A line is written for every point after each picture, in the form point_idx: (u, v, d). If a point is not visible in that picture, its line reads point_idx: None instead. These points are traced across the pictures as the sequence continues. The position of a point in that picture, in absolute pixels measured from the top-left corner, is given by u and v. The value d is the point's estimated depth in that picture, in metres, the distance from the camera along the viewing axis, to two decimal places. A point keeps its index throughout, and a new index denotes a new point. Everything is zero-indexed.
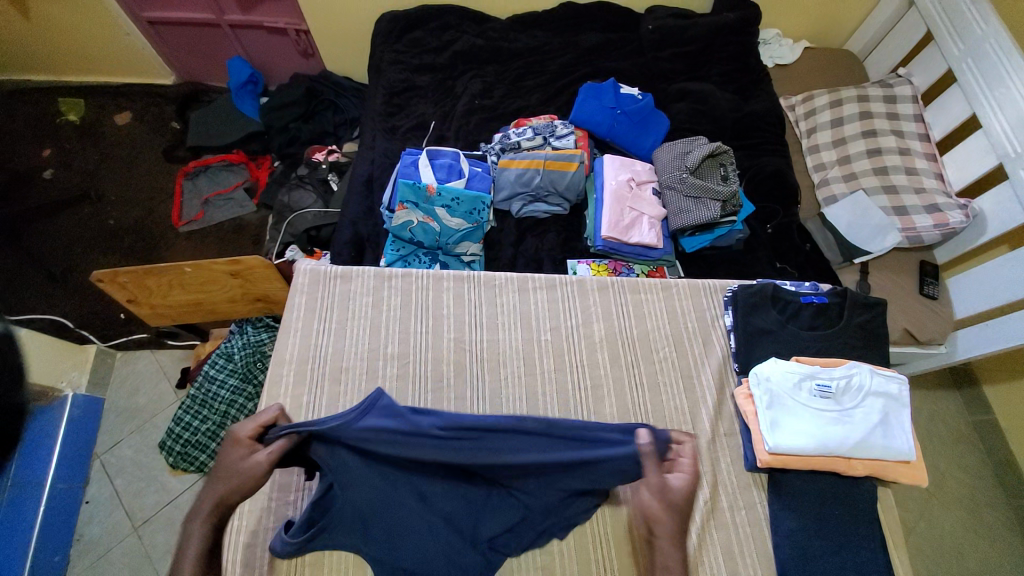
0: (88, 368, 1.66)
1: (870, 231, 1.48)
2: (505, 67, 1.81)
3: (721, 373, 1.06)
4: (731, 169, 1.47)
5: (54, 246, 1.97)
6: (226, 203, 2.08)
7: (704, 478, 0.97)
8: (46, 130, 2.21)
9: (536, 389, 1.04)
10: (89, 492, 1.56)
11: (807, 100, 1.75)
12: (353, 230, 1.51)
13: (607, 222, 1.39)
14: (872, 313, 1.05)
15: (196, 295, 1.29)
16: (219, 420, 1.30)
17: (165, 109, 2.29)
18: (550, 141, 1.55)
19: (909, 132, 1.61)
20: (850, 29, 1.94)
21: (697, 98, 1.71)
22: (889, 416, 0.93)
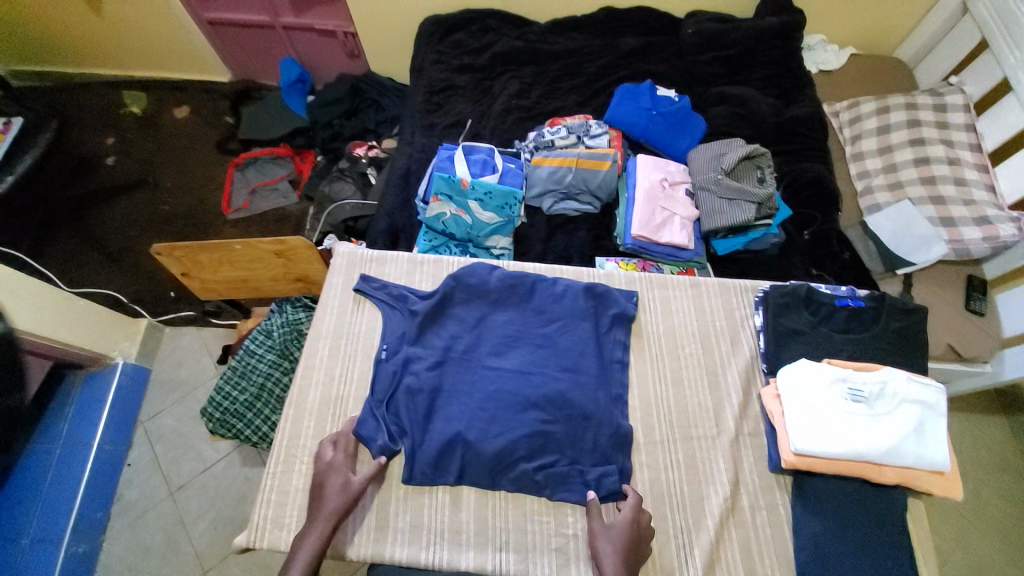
0: (138, 339, 1.76)
1: (914, 241, 1.43)
2: (542, 69, 1.84)
3: (748, 374, 1.05)
4: (768, 172, 1.45)
5: (116, 227, 2.12)
6: (271, 193, 2.20)
7: (725, 475, 0.96)
8: (112, 121, 2.39)
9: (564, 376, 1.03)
10: (130, 457, 1.66)
11: (852, 106, 1.70)
12: (388, 220, 1.57)
13: (638, 221, 1.39)
14: (910, 319, 1.01)
15: (244, 272, 1.37)
16: (256, 391, 1.37)
17: (220, 104, 2.44)
18: (584, 140, 1.57)
19: (958, 142, 1.54)
20: (901, 37, 1.88)
21: (736, 102, 1.69)
22: (924, 425, 0.89)
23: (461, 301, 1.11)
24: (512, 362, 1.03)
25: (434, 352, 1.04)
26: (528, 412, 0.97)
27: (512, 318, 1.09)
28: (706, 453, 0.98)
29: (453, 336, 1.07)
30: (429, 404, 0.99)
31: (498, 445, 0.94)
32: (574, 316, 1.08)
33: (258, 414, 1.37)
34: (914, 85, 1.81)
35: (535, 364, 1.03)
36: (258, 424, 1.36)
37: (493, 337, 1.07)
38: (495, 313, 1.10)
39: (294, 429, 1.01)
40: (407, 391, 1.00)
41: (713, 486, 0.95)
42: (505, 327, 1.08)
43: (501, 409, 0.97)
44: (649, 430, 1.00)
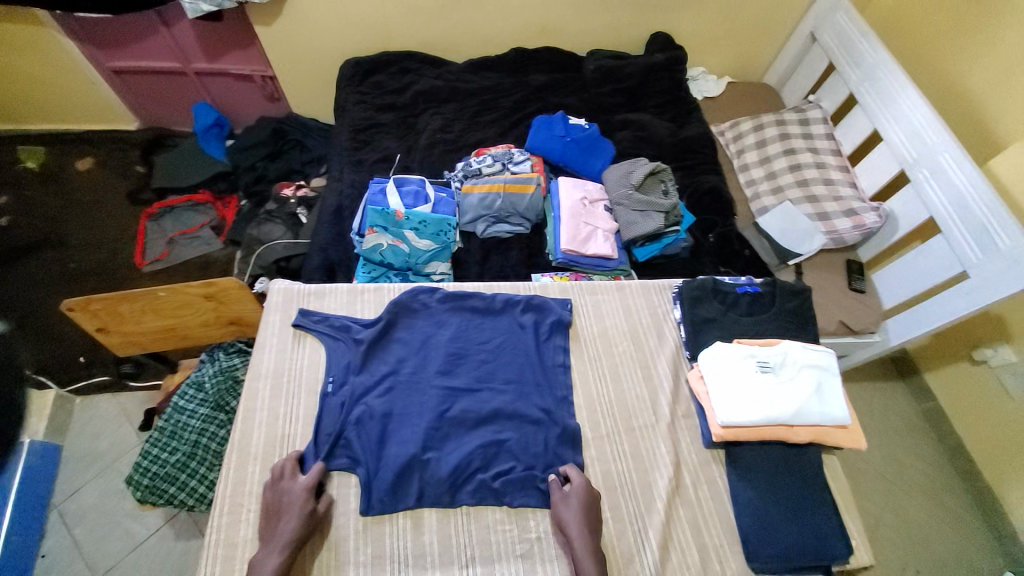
0: (46, 416, 1.60)
1: (799, 235, 1.66)
2: (462, 104, 1.96)
3: (676, 362, 1.15)
4: (671, 185, 1.64)
5: (9, 293, 1.91)
6: (192, 242, 2.10)
7: (667, 457, 1.04)
8: (1, 178, 2.20)
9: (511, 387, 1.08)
10: (44, 547, 1.46)
11: (734, 125, 1.97)
12: (323, 256, 1.57)
13: (566, 236, 1.51)
14: (798, 298, 1.18)
15: (169, 321, 1.31)
16: (189, 450, 1.28)
17: (129, 154, 2.32)
18: (509, 166, 1.68)
19: (821, 148, 1.82)
20: (765, 66, 2.22)
21: (637, 126, 1.90)
22: (822, 385, 1.04)
23: (405, 328, 1.13)
24: (460, 381, 1.07)
25: (380, 378, 1.06)
26: (479, 428, 1.02)
27: (456, 337, 1.12)
28: (648, 440, 1.06)
29: (398, 361, 1.08)
30: (380, 428, 1.00)
31: (453, 461, 0.97)
32: (514, 330, 1.15)
33: (193, 474, 1.27)
34: (782, 105, 2.13)
35: (482, 380, 1.07)
36: (193, 486, 1.27)
37: (438, 357, 1.09)
38: (439, 335, 1.13)
39: (238, 476, 0.97)
40: (358, 419, 1.00)
41: (657, 470, 1.02)
42: (450, 347, 1.10)
43: (452, 427, 1.02)
44: (595, 426, 1.07)
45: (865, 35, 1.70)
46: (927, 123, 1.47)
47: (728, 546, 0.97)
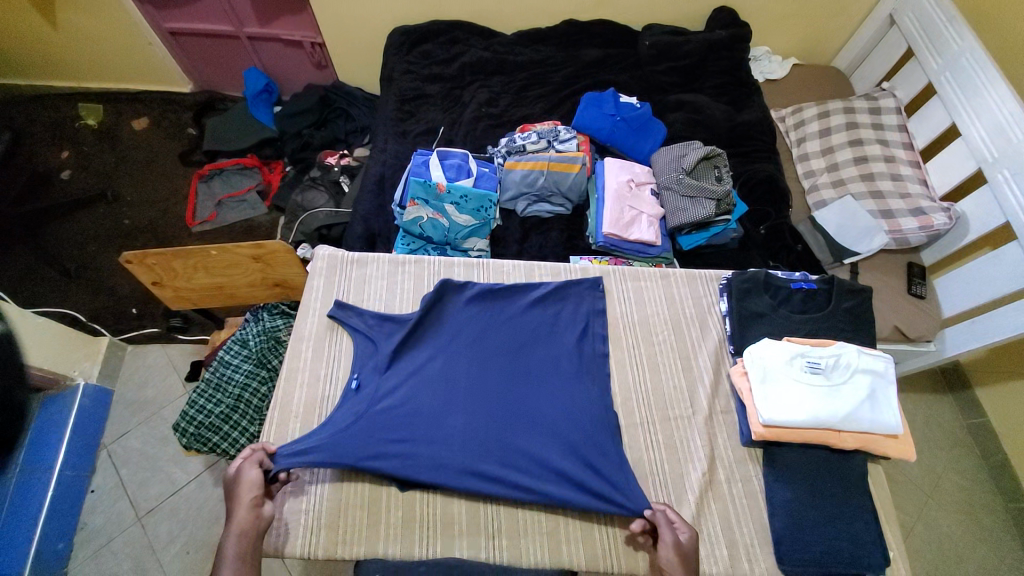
0: (99, 360, 1.75)
1: (857, 232, 1.57)
2: (510, 78, 1.91)
3: (718, 355, 1.11)
4: (725, 171, 1.55)
5: (70, 245, 2.06)
6: (238, 205, 2.17)
7: (702, 452, 1.01)
8: (67, 135, 2.33)
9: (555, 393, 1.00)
10: (94, 483, 1.64)
11: (796, 112, 1.85)
12: (364, 225, 1.59)
13: (608, 219, 1.47)
14: (857, 299, 1.10)
15: (219, 279, 1.30)
16: (232, 403, 1.34)
17: (182, 115, 2.41)
18: (554, 144, 1.64)
19: (892, 141, 1.71)
20: (835, 49, 2.06)
21: (692, 108, 1.81)
22: (876, 392, 0.98)
23: (438, 318, 1.08)
24: (494, 378, 1.00)
25: (410, 373, 1.00)
26: (516, 431, 0.96)
27: (487, 331, 1.06)
28: (684, 431, 1.03)
29: (429, 354, 1.02)
30: (409, 425, 0.94)
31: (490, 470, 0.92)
32: (546, 322, 1.10)
33: (236, 426, 1.33)
34: (850, 91, 1.99)
35: (517, 376, 1.01)
36: (236, 437, 1.33)
37: (472, 355, 1.03)
38: (474, 328, 1.06)
39: (279, 433, 1.00)
40: (384, 416, 0.94)
41: (691, 463, 1.00)
42: (483, 341, 1.05)
43: (485, 428, 0.95)
44: (630, 414, 1.04)
45: (951, 21, 1.53)
46: (1014, 121, 1.33)
47: (759, 547, 0.94)
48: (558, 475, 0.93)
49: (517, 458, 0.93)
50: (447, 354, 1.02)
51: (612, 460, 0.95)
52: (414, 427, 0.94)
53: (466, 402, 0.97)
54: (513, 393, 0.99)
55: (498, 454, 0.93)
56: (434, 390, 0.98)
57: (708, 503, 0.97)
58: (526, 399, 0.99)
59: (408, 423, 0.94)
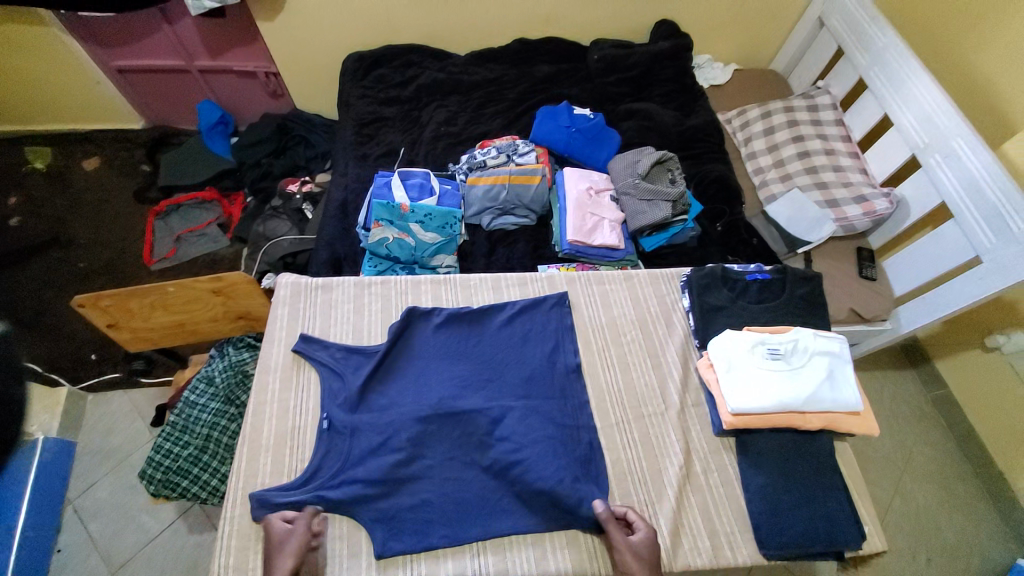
0: (59, 411, 1.66)
1: (807, 223, 1.65)
2: (467, 97, 1.95)
3: (685, 350, 1.14)
4: (678, 173, 1.61)
5: (21, 293, 1.96)
6: (199, 240, 2.12)
7: (677, 445, 1.03)
8: (13, 179, 2.24)
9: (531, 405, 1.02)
10: (59, 541, 1.54)
11: (741, 114, 1.95)
12: (330, 250, 1.57)
13: (571, 227, 1.50)
14: (809, 285, 1.15)
15: (179, 317, 1.24)
16: (201, 444, 1.30)
17: (135, 153, 2.35)
18: (514, 158, 1.67)
19: (831, 135, 1.81)
20: (772, 53, 2.19)
21: (643, 115, 1.88)
22: (834, 371, 1.03)
23: (409, 351, 1.09)
24: (469, 403, 1.00)
25: (383, 412, 1.00)
26: (494, 458, 0.95)
27: (457, 358, 1.08)
28: (658, 427, 1.05)
29: (402, 392, 1.03)
30: (386, 464, 0.94)
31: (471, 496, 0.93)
32: (518, 339, 1.11)
33: (205, 467, 1.29)
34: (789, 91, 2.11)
35: (490, 399, 1.02)
36: (207, 479, 1.29)
37: (445, 383, 1.04)
38: (445, 358, 1.07)
39: (250, 469, 0.97)
40: (363, 453, 0.96)
41: (667, 458, 1.02)
42: (454, 369, 1.06)
43: (463, 466, 0.95)
44: (605, 415, 1.06)
45: (874, 18, 1.67)
46: (938, 108, 1.44)
47: (740, 534, 0.96)
48: (540, 497, 0.93)
49: (495, 482, 0.94)
50: (420, 386, 1.03)
51: (587, 474, 0.96)
52: (394, 463, 0.94)
53: (441, 432, 0.98)
54: (486, 416, 1.00)
55: (477, 481, 0.93)
56: (408, 424, 0.98)
57: (688, 497, 0.98)
58: (500, 420, 1.00)
59: (387, 460, 0.94)
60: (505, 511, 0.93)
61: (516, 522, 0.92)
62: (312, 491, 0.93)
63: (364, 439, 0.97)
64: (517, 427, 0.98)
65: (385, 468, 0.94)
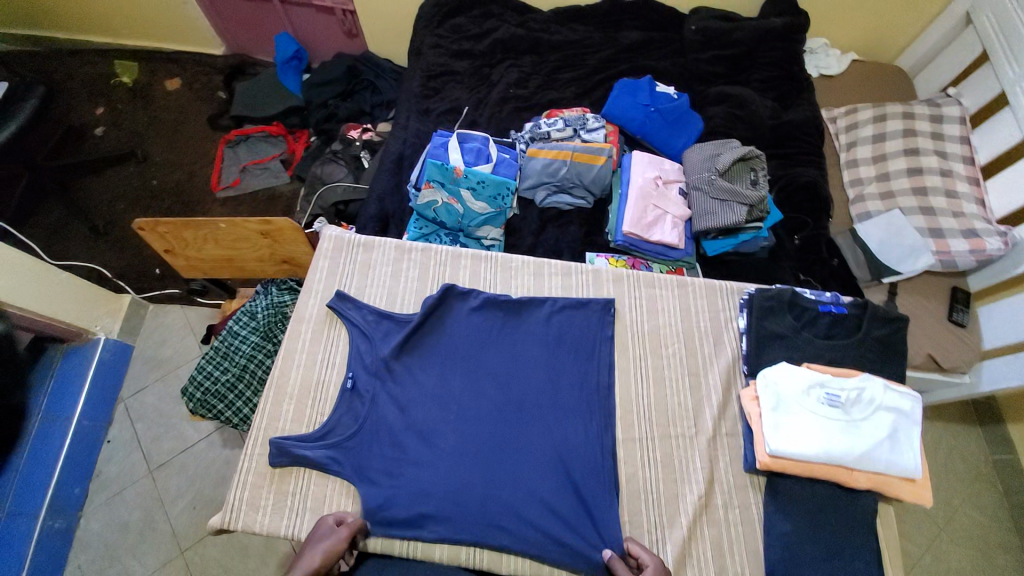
0: (121, 317, 1.82)
1: (900, 251, 1.45)
2: (542, 58, 1.82)
3: (729, 376, 1.03)
4: (762, 174, 1.43)
5: (100, 202, 2.12)
6: (262, 172, 2.19)
7: (700, 474, 0.95)
8: (103, 90, 2.38)
9: (555, 406, 0.99)
10: (110, 433, 1.73)
11: (850, 112, 1.70)
12: (379, 205, 1.56)
13: (629, 218, 1.39)
14: (892, 327, 1.00)
15: (228, 252, 1.27)
16: (238, 373, 1.37)
17: (213, 78, 2.42)
18: (581, 133, 1.56)
19: (952, 154, 1.56)
20: (899, 48, 1.88)
21: (736, 102, 1.68)
22: (897, 431, 0.90)
23: (440, 328, 1.07)
24: (488, 395, 1.00)
25: (405, 386, 1.01)
26: (501, 453, 0.95)
27: (486, 345, 1.05)
28: (684, 451, 0.97)
29: (425, 370, 1.03)
30: (399, 440, 0.96)
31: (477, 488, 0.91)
32: (551, 335, 1.06)
33: (240, 396, 1.36)
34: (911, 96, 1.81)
35: (511, 395, 1.00)
36: (240, 407, 1.36)
37: (468, 369, 1.03)
38: (474, 342, 1.05)
39: (272, 413, 1.00)
40: (379, 424, 0.97)
41: (688, 486, 0.95)
42: (481, 356, 1.04)
43: (473, 456, 0.94)
44: (629, 427, 1.00)
45: None
46: None
47: None
48: (545, 503, 0.91)
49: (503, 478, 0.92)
50: (443, 366, 1.03)
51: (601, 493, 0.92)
52: (408, 440, 0.96)
53: (460, 417, 0.98)
54: (509, 410, 0.99)
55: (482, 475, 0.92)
56: (430, 404, 0.99)
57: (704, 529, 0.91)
58: (520, 416, 0.98)
59: (403, 434, 0.96)
60: (509, 511, 0.90)
61: (520, 524, 0.90)
62: (325, 448, 0.95)
63: (383, 409, 0.98)
64: (535, 426, 0.97)
65: (397, 445, 0.96)
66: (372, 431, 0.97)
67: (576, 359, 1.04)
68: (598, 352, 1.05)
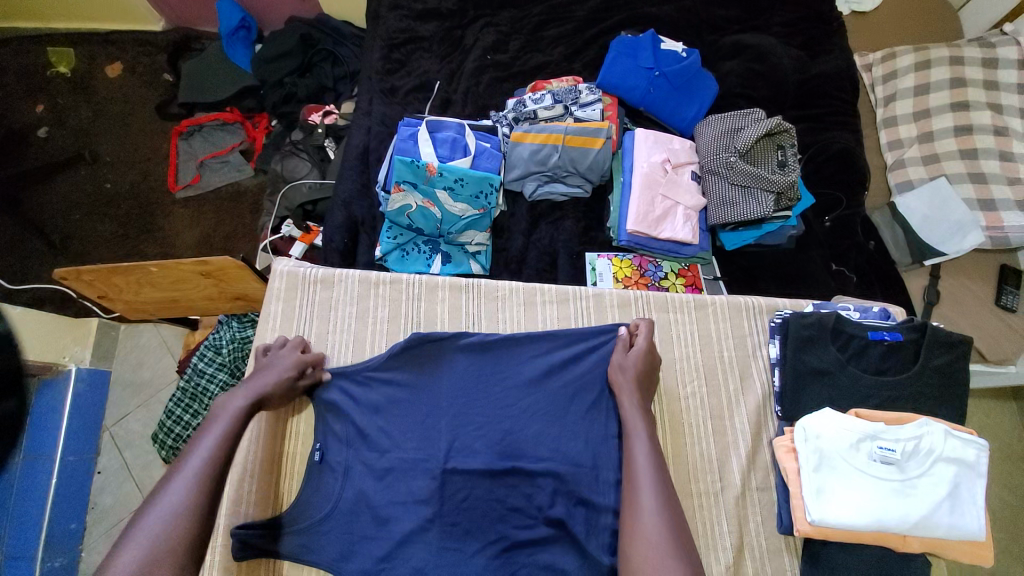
0: (89, 343, 1.68)
1: (946, 228, 1.24)
2: (523, 12, 1.54)
3: (759, 417, 0.89)
4: (790, 153, 1.21)
5: (52, 213, 1.92)
6: (222, 167, 1.96)
7: (729, 539, 0.82)
8: (36, 83, 2.11)
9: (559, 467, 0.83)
10: (100, 464, 1.64)
11: (888, 58, 1.42)
12: (346, 212, 1.36)
13: (634, 213, 1.19)
14: (952, 355, 0.85)
15: (172, 293, 1.11)
16: (209, 416, 1.25)
17: (157, 59, 2.14)
18: (573, 109, 1.31)
19: (1008, 106, 1.32)
20: None
21: (754, 54, 1.41)
22: (959, 488, 0.76)
23: (418, 379, 0.91)
24: (478, 457, 0.84)
25: (379, 453, 0.86)
26: (495, 523, 0.81)
27: (473, 396, 0.90)
28: (709, 513, 0.84)
29: (406, 430, 0.87)
30: (378, 522, 0.82)
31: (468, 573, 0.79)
32: (550, 384, 0.90)
33: None
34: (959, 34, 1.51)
35: (506, 456, 0.84)
36: None
37: (451, 427, 0.87)
38: (458, 394, 0.90)
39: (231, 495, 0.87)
40: (352, 506, 0.83)
41: (715, 554, 0.81)
42: (465, 411, 0.88)
43: (463, 537, 0.80)
44: None
45: None
46: None
47: None
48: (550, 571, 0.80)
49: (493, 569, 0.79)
50: (422, 425, 0.88)
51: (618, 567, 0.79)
52: (385, 519, 0.82)
53: (445, 488, 0.82)
54: (505, 476, 0.83)
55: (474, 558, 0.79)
56: (411, 471, 0.84)
57: None
58: (522, 485, 0.83)
59: (379, 513, 0.82)
60: None
61: None
62: (294, 535, 0.83)
63: (353, 484, 0.85)
64: (536, 492, 0.82)
65: (374, 526, 0.82)
66: (344, 513, 0.83)
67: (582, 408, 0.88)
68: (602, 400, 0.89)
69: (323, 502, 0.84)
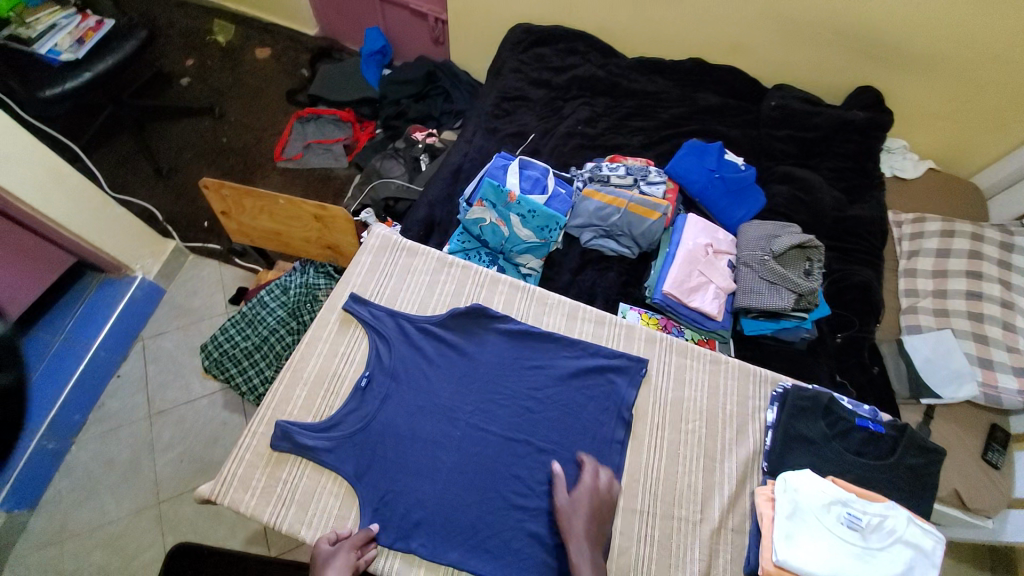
0: (161, 260, 1.80)
1: (946, 375, 1.38)
2: (616, 102, 1.84)
3: (746, 468, 1.00)
4: (817, 266, 1.39)
5: (170, 148, 2.21)
6: (323, 152, 2.24)
7: (696, 564, 0.91)
8: (197, 43, 2.52)
9: (563, 451, 0.97)
10: (121, 369, 1.70)
11: (917, 221, 1.63)
12: (428, 211, 1.58)
13: (672, 278, 1.37)
14: (927, 459, 0.96)
15: (278, 226, 1.36)
16: (257, 342, 1.38)
17: (300, 55, 2.54)
18: (640, 184, 1.55)
19: (1016, 286, 1.49)
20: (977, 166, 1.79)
21: (801, 185, 1.65)
22: (914, 571, 0.84)
23: (465, 348, 1.06)
24: (499, 425, 0.98)
25: (418, 395, 1.00)
26: (498, 482, 0.93)
27: (507, 374, 1.04)
28: (684, 537, 0.93)
29: (445, 382, 1.01)
30: (402, 451, 0.94)
31: (469, 517, 0.90)
32: (573, 387, 1.03)
33: (254, 365, 1.38)
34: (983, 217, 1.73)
35: (520, 430, 0.98)
36: (251, 375, 1.38)
37: (482, 393, 1.01)
38: (496, 369, 1.04)
39: (284, 395, 1.01)
40: (383, 431, 0.95)
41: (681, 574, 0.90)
42: (497, 384, 1.02)
43: (468, 486, 0.92)
44: (631, 498, 0.96)
45: None
46: None
47: None
48: (531, 539, 0.90)
49: (485, 521, 0.90)
50: (459, 385, 1.01)
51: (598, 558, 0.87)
52: (408, 452, 0.94)
53: (466, 439, 0.96)
54: (517, 446, 0.97)
55: (474, 504, 0.91)
56: (440, 419, 0.98)
57: None
58: (530, 460, 0.96)
59: (403, 445, 0.94)
60: (490, 552, 0.89)
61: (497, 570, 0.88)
62: (326, 440, 0.95)
63: (387, 415, 0.97)
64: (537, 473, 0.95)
65: (398, 453, 0.94)
66: (375, 436, 0.95)
67: (595, 414, 1.01)
68: (612, 412, 1.02)
69: (359, 421, 0.97)
